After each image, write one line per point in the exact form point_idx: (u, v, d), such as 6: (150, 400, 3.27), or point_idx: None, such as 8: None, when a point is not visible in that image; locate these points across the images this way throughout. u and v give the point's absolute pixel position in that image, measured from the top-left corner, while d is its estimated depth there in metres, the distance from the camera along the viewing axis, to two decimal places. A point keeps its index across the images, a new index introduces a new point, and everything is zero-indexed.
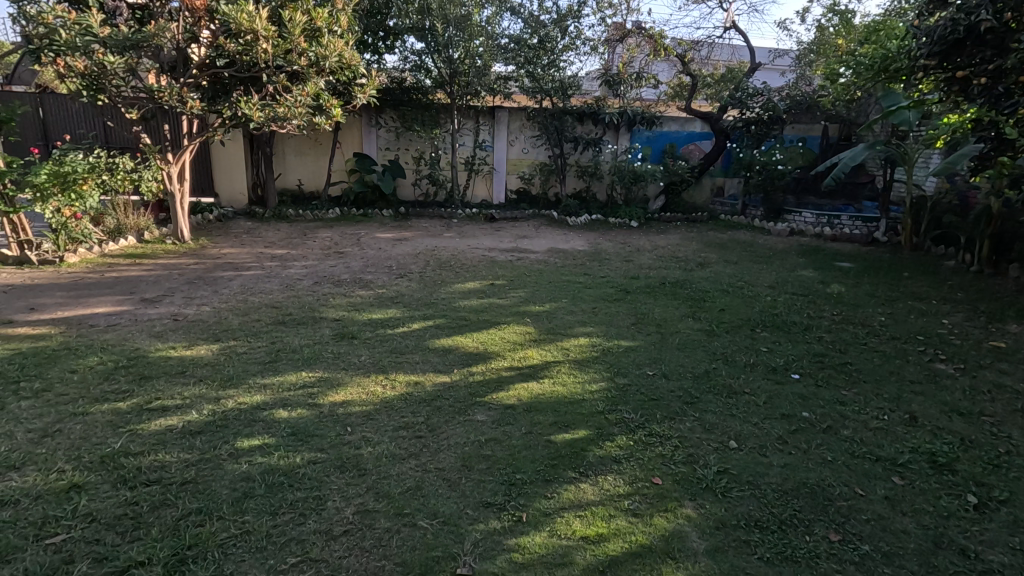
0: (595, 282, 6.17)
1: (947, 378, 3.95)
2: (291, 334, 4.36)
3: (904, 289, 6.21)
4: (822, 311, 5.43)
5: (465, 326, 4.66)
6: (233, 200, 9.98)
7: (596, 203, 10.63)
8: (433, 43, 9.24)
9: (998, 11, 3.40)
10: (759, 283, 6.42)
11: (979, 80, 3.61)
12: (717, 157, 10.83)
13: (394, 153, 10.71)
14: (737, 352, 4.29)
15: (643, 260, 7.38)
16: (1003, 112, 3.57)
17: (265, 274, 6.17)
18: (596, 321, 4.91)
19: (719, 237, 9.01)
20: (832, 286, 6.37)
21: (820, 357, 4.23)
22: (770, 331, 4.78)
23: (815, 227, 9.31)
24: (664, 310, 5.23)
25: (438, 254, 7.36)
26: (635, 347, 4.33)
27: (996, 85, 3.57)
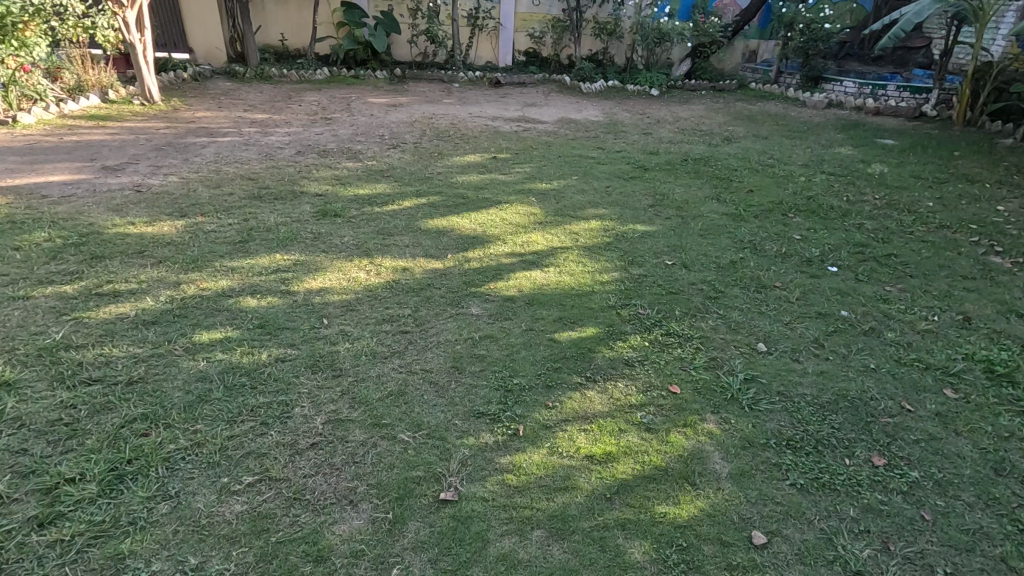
0: (610, 158, 5.50)
1: (1004, 273, 3.46)
2: (266, 210, 3.86)
3: (956, 169, 5.47)
4: (864, 193, 4.79)
5: (463, 205, 4.13)
6: (210, 57, 8.91)
7: (614, 68, 9.49)
8: None
9: None
10: (793, 160, 5.69)
11: None
12: (755, 13, 9.40)
13: (387, 3, 9.37)
14: (766, 238, 3.79)
15: (663, 134, 6.60)
16: None
17: (242, 141, 5.51)
18: (610, 202, 4.36)
19: (749, 109, 8.06)
20: (875, 164, 5.63)
21: (860, 245, 3.72)
22: (804, 215, 4.23)
23: (856, 98, 8.27)
24: (686, 191, 4.63)
25: (436, 123, 6.59)
26: (652, 233, 3.83)
27: None
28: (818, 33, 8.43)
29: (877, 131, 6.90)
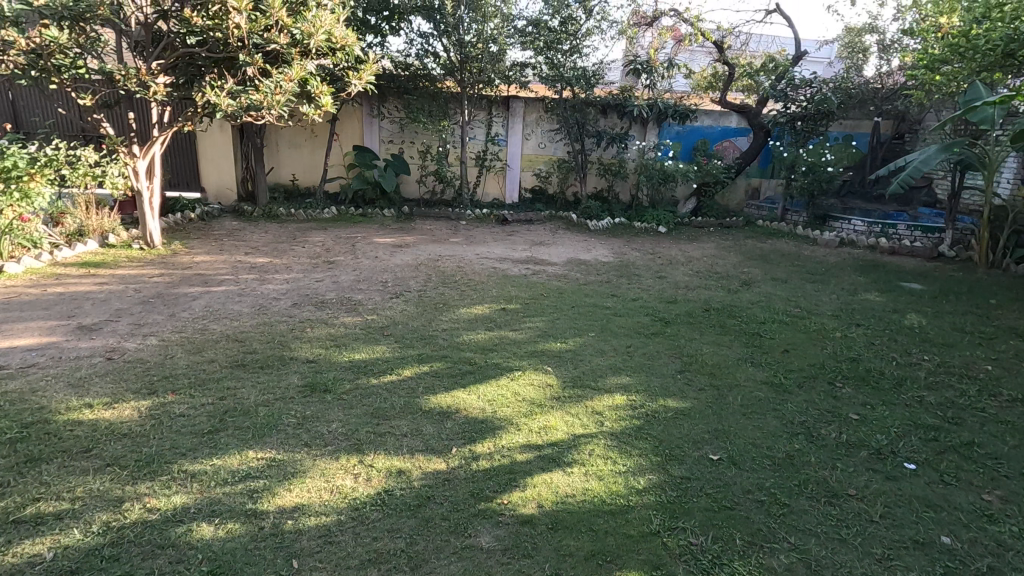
0: (626, 308, 5.16)
1: None
2: (247, 384, 3.41)
3: (998, 321, 5.10)
4: (910, 352, 4.35)
5: (470, 374, 3.68)
6: (220, 196, 9.05)
7: (619, 205, 9.59)
8: (441, 25, 8.21)
9: None
10: (821, 309, 5.34)
11: None
12: (754, 155, 9.70)
13: (398, 146, 9.74)
14: (819, 420, 3.28)
15: (678, 277, 6.35)
16: None
17: (238, 290, 5.22)
18: (633, 366, 3.92)
19: (760, 247, 7.94)
20: (909, 313, 5.27)
21: (931, 430, 3.20)
22: (853, 385, 3.75)
23: (867, 237, 8.17)
24: (716, 351, 4.21)
25: (442, 266, 6.38)
26: (686, 411, 3.32)
27: None
28: (822, 175, 8.55)
29: (898, 274, 6.65)
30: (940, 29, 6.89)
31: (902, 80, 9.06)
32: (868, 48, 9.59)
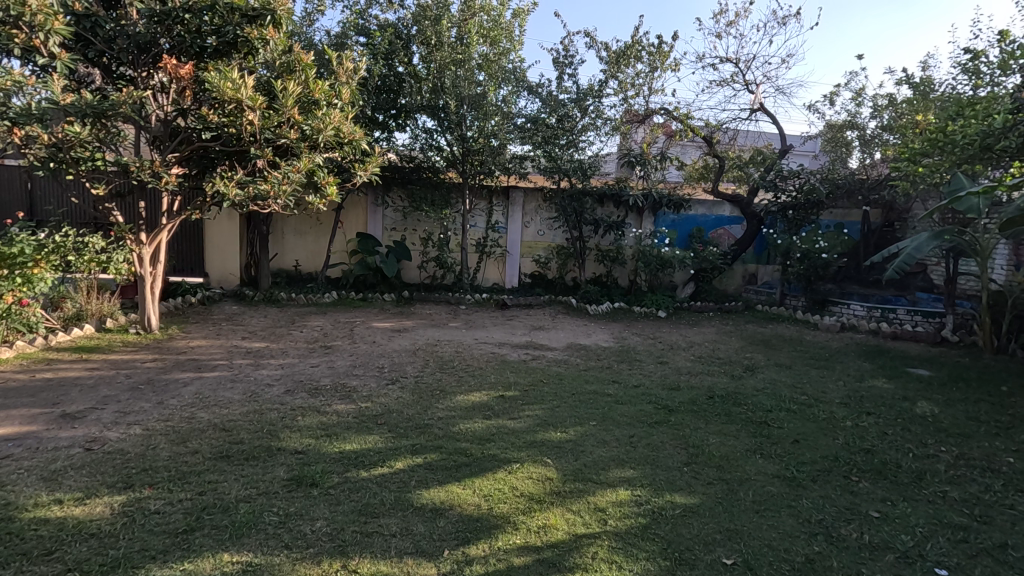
0: (628, 395, 5.00)
1: None
2: (230, 477, 3.24)
3: (1013, 410, 4.92)
4: (926, 444, 4.13)
5: (465, 466, 3.50)
6: (223, 281, 9.17)
7: (618, 290, 9.66)
8: (445, 121, 8.66)
9: None
10: (827, 397, 5.17)
11: None
12: (750, 242, 9.93)
13: (400, 233, 9.99)
14: (838, 518, 3.06)
15: (679, 362, 6.26)
16: None
17: (231, 376, 5.11)
18: (637, 458, 3.73)
19: (761, 332, 7.87)
20: (919, 401, 5.10)
21: (960, 531, 2.97)
22: (871, 479, 3.55)
23: (869, 322, 8.11)
24: (722, 442, 4.03)
25: (440, 351, 6.31)
26: (695, 508, 3.11)
27: None
28: (817, 262, 8.66)
29: (904, 360, 6.53)
30: (917, 125, 7.28)
31: (886, 172, 9.44)
32: (850, 142, 10.10)
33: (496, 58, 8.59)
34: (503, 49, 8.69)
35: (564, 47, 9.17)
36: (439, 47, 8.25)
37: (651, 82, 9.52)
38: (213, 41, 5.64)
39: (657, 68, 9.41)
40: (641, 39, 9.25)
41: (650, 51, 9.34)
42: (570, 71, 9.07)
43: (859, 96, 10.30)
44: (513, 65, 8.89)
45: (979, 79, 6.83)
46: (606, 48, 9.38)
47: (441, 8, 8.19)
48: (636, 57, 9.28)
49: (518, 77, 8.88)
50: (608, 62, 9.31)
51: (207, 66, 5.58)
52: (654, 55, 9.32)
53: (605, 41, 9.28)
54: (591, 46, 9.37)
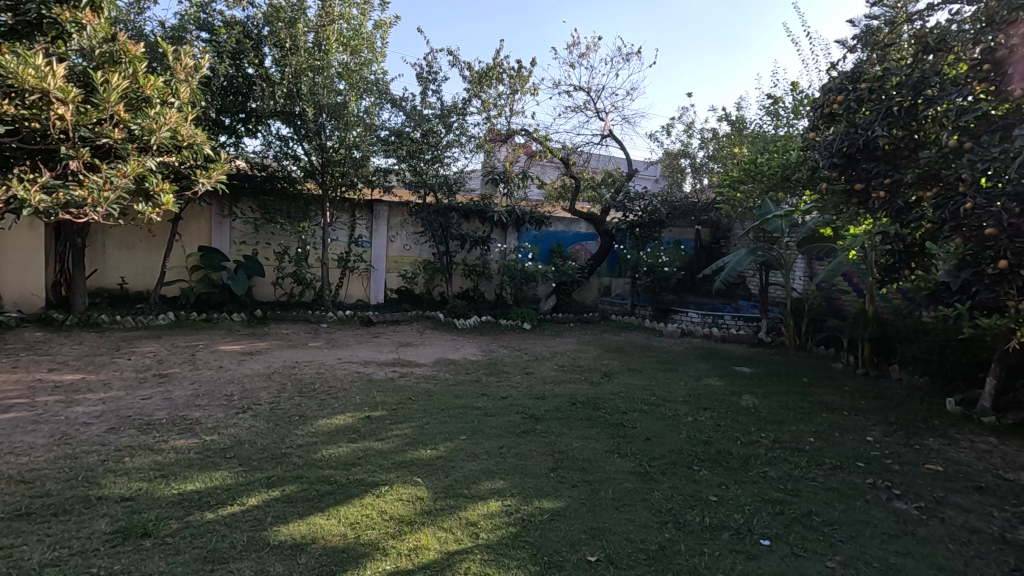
0: (497, 408, 5.08)
1: (916, 524, 3.27)
2: (31, 539, 2.69)
3: (813, 397, 5.85)
4: (750, 433, 4.74)
5: (328, 495, 3.29)
6: (22, 303, 7.68)
7: (485, 304, 9.82)
8: (302, 129, 8.19)
9: (890, 126, 3.62)
10: (672, 396, 5.72)
11: (877, 194, 3.74)
12: (603, 257, 10.71)
13: (252, 247, 9.20)
14: (684, 506, 3.39)
15: (544, 372, 6.52)
16: (904, 226, 3.60)
17: (32, 418, 4.26)
18: (506, 468, 3.80)
19: (615, 340, 8.49)
20: (744, 395, 5.86)
21: (778, 505, 3.45)
22: (709, 467, 3.99)
23: (703, 327, 9.18)
24: (584, 445, 4.26)
25: (298, 373, 5.88)
26: (562, 511, 3.25)
27: (892, 199, 3.70)
28: (660, 275, 9.70)
29: (732, 360, 7.46)
30: (735, 157, 8.49)
31: (712, 197, 10.84)
32: (683, 168, 11.49)
33: (357, 67, 8.35)
34: (364, 59, 8.48)
35: (428, 63, 9.23)
36: (295, 51, 7.82)
37: (512, 103, 9.91)
38: (8, 19, 4.72)
39: (517, 91, 9.83)
40: (502, 62, 9.62)
41: (511, 74, 9.74)
42: (433, 87, 9.12)
43: (689, 129, 11.73)
44: (376, 77, 8.71)
45: (780, 120, 8.11)
46: (469, 68, 9.60)
47: (296, 11, 7.77)
48: (498, 79, 9.62)
49: (381, 89, 8.73)
50: (471, 81, 9.53)
51: (0, 47, 4.66)
52: (515, 78, 9.74)
53: (468, 61, 9.50)
54: (453, 64, 9.53)
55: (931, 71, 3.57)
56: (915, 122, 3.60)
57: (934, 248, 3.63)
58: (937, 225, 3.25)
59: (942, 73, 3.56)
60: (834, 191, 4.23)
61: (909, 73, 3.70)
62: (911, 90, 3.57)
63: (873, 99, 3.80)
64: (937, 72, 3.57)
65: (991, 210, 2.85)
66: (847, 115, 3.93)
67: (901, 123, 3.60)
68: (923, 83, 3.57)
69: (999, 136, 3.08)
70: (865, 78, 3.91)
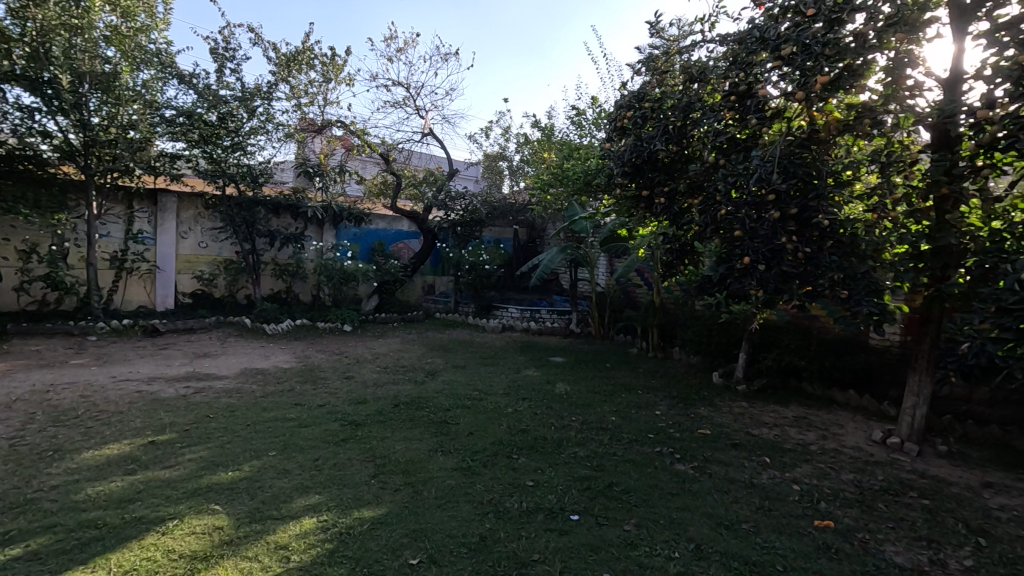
0: (312, 417, 4.73)
1: (692, 482, 3.84)
2: None
3: (614, 380, 6.54)
4: (562, 418, 5.12)
5: (94, 542, 2.73)
6: None
7: (299, 306, 9.12)
8: (54, 100, 6.70)
9: (668, 141, 4.25)
10: (493, 390, 5.93)
11: (659, 200, 4.34)
12: (427, 256, 10.67)
13: None
14: (503, 494, 3.53)
15: (365, 375, 6.27)
16: (680, 227, 4.29)
17: None
18: (322, 481, 3.55)
19: (439, 338, 8.53)
20: (557, 383, 6.32)
21: (585, 481, 3.78)
22: (526, 454, 4.21)
23: (522, 321, 9.71)
24: (407, 447, 4.19)
25: (53, 399, 4.80)
26: (383, 518, 3.14)
27: (671, 204, 4.33)
28: (482, 272, 10.08)
29: (547, 351, 8.00)
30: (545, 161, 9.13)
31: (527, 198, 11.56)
32: (502, 170, 12.05)
33: (130, 32, 7.11)
34: (141, 24, 7.26)
35: (224, 39, 8.24)
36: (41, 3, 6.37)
37: (325, 92, 9.34)
38: None
39: (331, 80, 9.29)
40: (313, 48, 9.00)
41: (323, 61, 9.17)
42: (232, 65, 8.17)
43: (506, 133, 12.31)
44: (156, 47, 7.55)
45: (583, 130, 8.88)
46: (275, 49, 8.81)
47: None
48: (309, 65, 8.99)
49: (163, 62, 7.57)
50: (278, 64, 8.76)
51: None
52: (328, 66, 9.19)
53: (273, 41, 8.71)
54: (256, 43, 8.66)
55: (696, 97, 4.24)
56: (685, 140, 4.24)
57: (701, 247, 4.32)
58: (702, 227, 3.86)
59: (704, 100, 4.25)
60: (626, 196, 4.78)
61: (680, 98, 4.35)
62: (682, 112, 4.20)
63: (654, 116, 4.38)
64: (700, 98, 4.25)
65: (739, 216, 3.47)
66: (634, 129, 4.48)
67: (676, 141, 4.23)
68: (689, 107, 4.22)
69: (743, 154, 3.77)
70: (647, 99, 4.50)
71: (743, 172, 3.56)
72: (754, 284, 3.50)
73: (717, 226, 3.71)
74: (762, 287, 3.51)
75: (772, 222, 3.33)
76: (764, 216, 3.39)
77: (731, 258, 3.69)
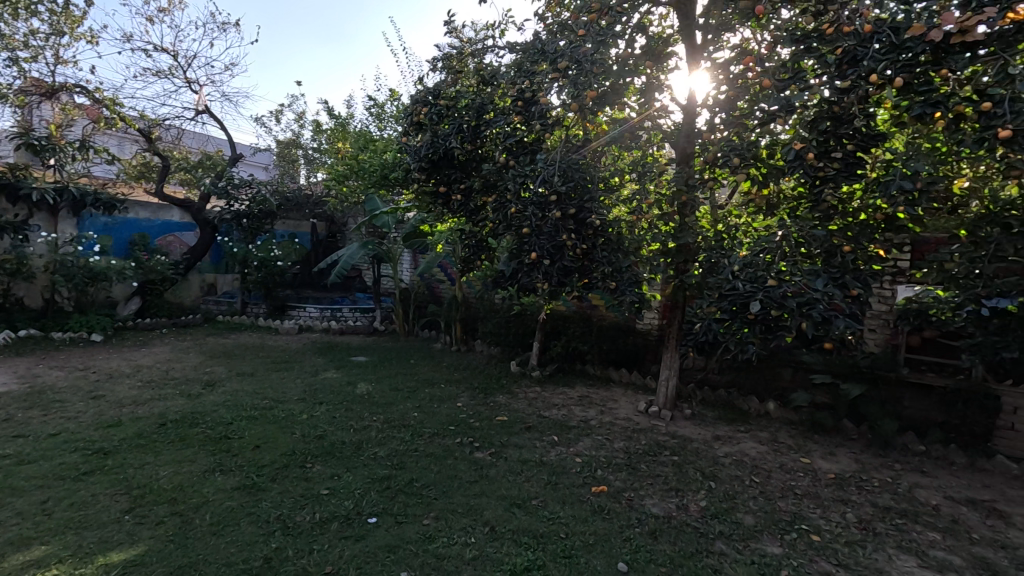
0: (40, 451, 3.80)
1: (489, 467, 4.02)
2: None
3: (417, 376, 6.53)
4: (362, 418, 4.93)
5: None
6: None
7: (24, 313, 7.28)
8: None
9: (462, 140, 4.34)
10: (286, 396, 5.47)
11: (456, 197, 4.45)
12: (205, 250, 9.47)
13: None
14: (294, 508, 3.27)
15: (120, 393, 5.26)
16: (476, 224, 4.50)
17: None
18: (52, 528, 2.87)
19: (221, 344, 7.57)
20: (358, 383, 6.08)
21: (384, 481, 3.69)
22: (321, 461, 3.96)
23: (321, 321, 9.14)
24: (176, 471, 3.62)
25: None
26: (140, 559, 2.66)
27: (466, 201, 4.47)
28: (273, 269, 9.17)
29: (348, 351, 7.65)
30: (343, 153, 8.75)
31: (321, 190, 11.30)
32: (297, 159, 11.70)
33: None
34: None
35: None
36: None
37: (57, 48, 7.58)
38: None
39: (65, 33, 7.55)
40: None
41: (52, 9, 7.41)
42: None
43: (301, 119, 11.47)
44: None
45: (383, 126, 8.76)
46: None
47: None
48: (30, 11, 7.18)
49: None
50: None
51: None
52: (59, 16, 7.45)
53: None
54: None
55: (489, 99, 4.40)
56: (478, 139, 4.38)
57: (495, 243, 4.53)
58: (495, 223, 4.05)
59: (495, 103, 4.42)
60: (424, 192, 4.79)
61: (472, 98, 4.48)
62: (475, 112, 4.31)
63: (449, 114, 4.44)
64: (492, 101, 4.42)
65: (526, 214, 3.73)
66: (429, 124, 4.50)
67: (470, 139, 4.35)
68: (482, 108, 4.36)
69: (529, 157, 4.05)
70: (442, 96, 4.55)
71: (530, 172, 3.83)
72: (540, 277, 3.82)
73: (508, 223, 3.93)
74: (547, 279, 3.84)
75: (553, 220, 3.67)
76: (548, 214, 3.71)
77: (522, 254, 3.94)
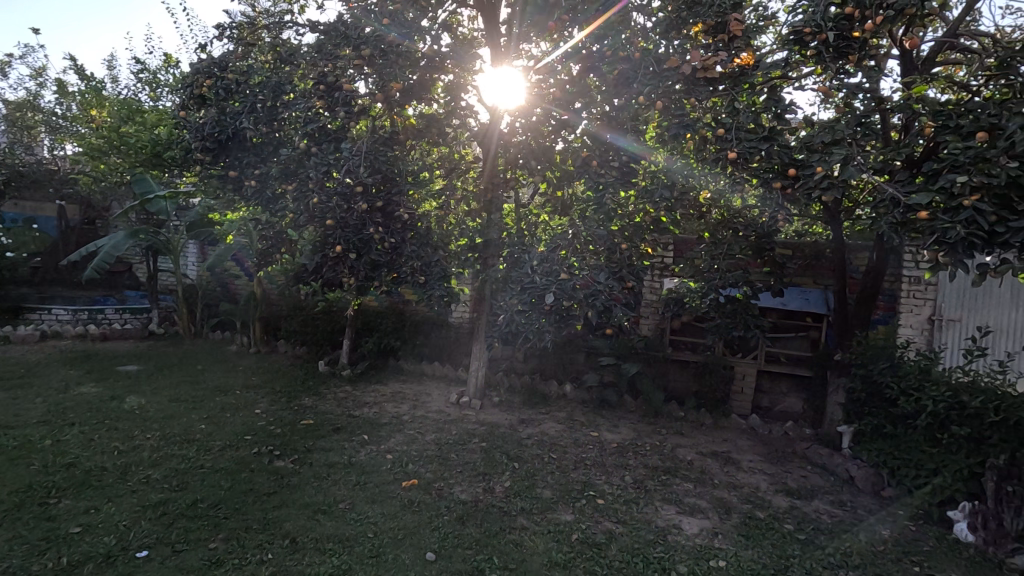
0: None
1: (291, 475, 3.75)
2: None
3: (206, 384, 5.77)
4: (132, 438, 4.21)
5: None
6: None
7: None
8: None
9: (256, 121, 3.90)
10: (19, 420, 4.39)
11: (248, 183, 4.03)
12: None
13: None
14: (29, 558, 2.69)
15: None
16: (273, 214, 3.99)
17: None
18: None
19: None
20: (127, 397, 5.16)
21: (159, 507, 3.21)
22: (72, 495, 3.30)
23: (74, 325, 7.50)
24: None
25: None
26: None
27: (262, 188, 4.06)
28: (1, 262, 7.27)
29: (113, 360, 6.43)
30: (101, 124, 7.31)
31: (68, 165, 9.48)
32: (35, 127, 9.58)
33: None
34: None
35: None
36: None
37: None
38: None
39: None
40: None
41: None
42: None
43: (39, 76, 9.29)
44: None
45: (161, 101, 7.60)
46: None
47: None
48: None
49: None
50: None
51: None
52: None
53: None
54: None
55: (286, 78, 4.05)
56: (274, 122, 3.96)
57: (296, 235, 4.21)
58: (296, 214, 3.76)
59: (294, 84, 4.08)
60: (209, 175, 4.22)
61: (266, 76, 4.09)
62: (270, 92, 3.94)
63: (239, 91, 3.98)
64: (291, 81, 4.07)
65: (329, 205, 3.54)
66: (214, 100, 3.99)
67: (264, 120, 3.92)
68: (278, 89, 3.98)
69: (333, 144, 3.83)
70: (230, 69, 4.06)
71: (333, 161, 3.63)
72: (347, 272, 3.65)
73: (310, 213, 3.68)
74: (353, 273, 3.69)
75: (359, 213, 3.54)
76: (353, 206, 3.57)
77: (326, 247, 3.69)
